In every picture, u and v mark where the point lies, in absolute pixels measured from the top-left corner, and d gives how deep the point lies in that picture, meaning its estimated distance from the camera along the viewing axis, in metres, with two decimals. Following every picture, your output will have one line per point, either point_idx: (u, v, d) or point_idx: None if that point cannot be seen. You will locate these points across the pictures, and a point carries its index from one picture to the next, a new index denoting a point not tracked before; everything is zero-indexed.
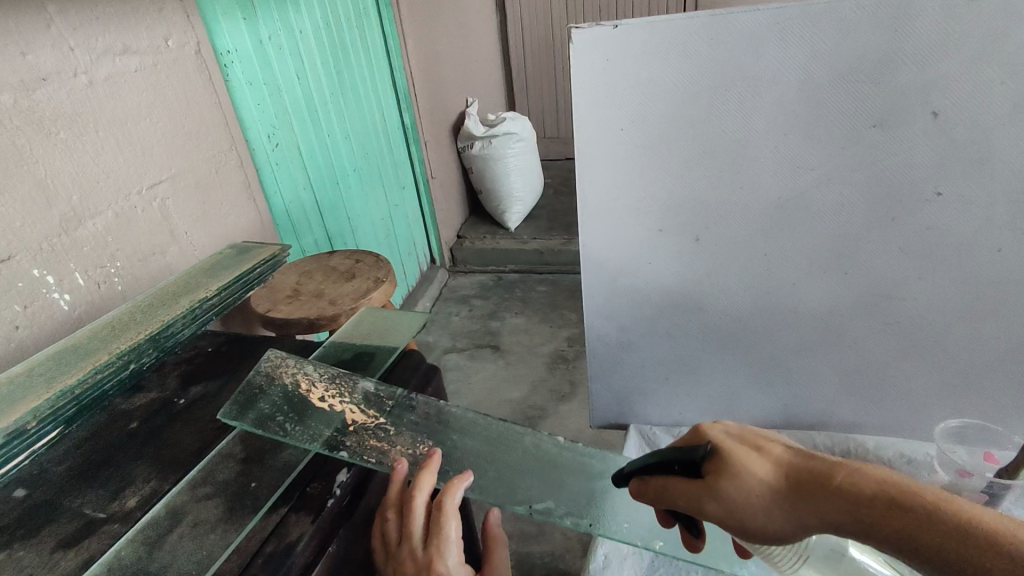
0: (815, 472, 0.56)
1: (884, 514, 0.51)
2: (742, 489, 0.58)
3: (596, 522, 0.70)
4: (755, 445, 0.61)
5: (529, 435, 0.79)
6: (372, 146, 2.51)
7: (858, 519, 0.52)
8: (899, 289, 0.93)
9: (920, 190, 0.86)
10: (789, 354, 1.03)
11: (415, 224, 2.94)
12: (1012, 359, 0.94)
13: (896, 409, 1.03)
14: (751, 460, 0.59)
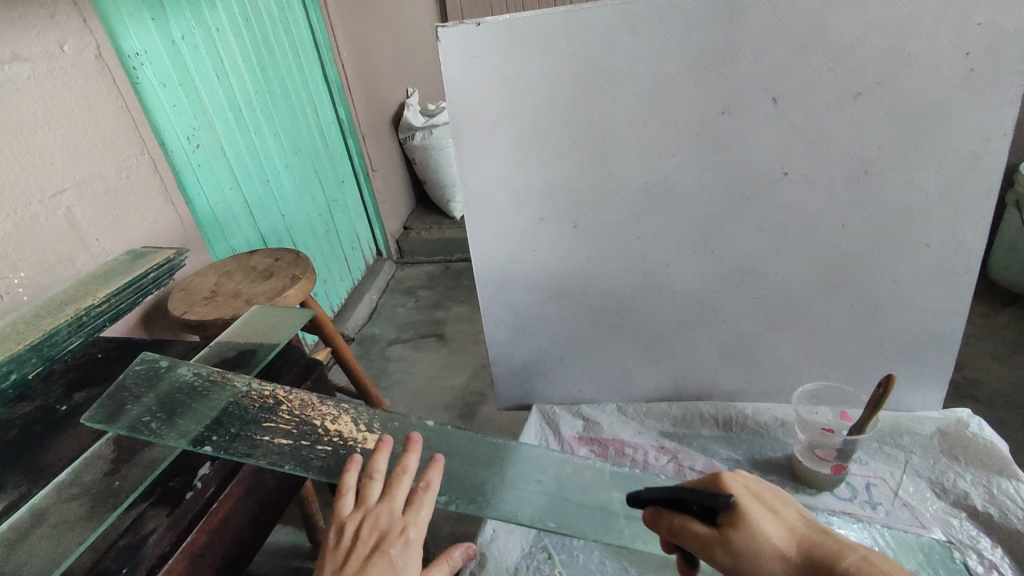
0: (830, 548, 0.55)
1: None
2: (753, 549, 0.56)
3: (453, 498, 0.77)
4: (773, 506, 0.59)
5: (404, 418, 0.83)
6: (304, 142, 2.50)
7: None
8: (759, 264, 0.99)
9: (768, 172, 0.91)
10: (671, 330, 1.09)
11: (357, 218, 2.95)
12: (866, 324, 1.01)
13: (772, 377, 1.10)
14: (768, 520, 0.58)
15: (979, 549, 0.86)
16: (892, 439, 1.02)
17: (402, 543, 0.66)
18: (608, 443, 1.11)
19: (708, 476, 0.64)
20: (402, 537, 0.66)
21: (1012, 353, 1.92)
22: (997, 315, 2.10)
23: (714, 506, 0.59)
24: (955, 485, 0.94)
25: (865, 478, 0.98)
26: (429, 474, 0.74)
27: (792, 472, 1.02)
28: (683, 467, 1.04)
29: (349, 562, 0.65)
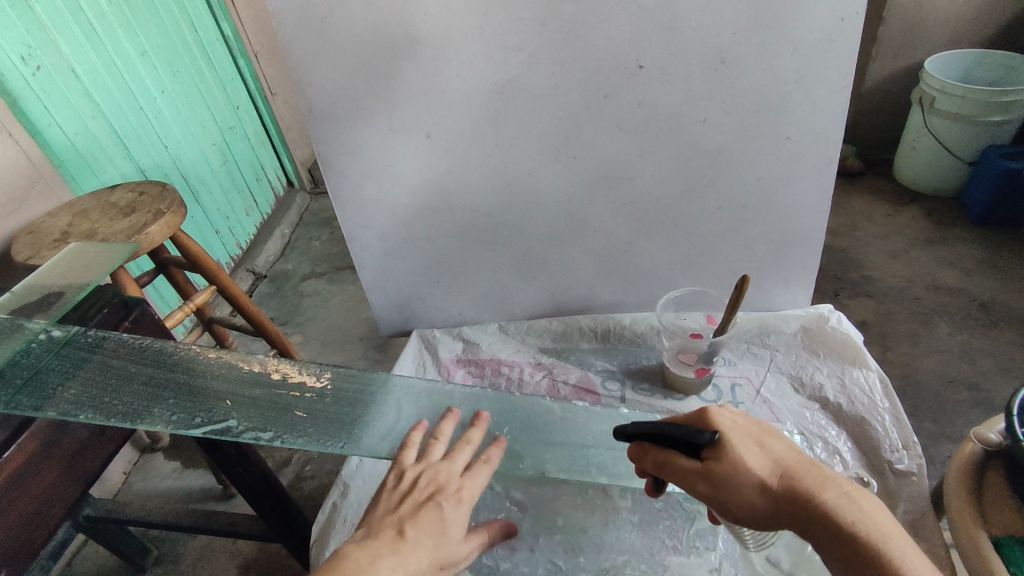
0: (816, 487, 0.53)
1: (854, 552, 0.51)
2: (740, 483, 0.54)
3: (279, 433, 0.72)
4: (761, 438, 0.57)
5: (221, 356, 0.79)
6: (185, 63, 2.11)
7: (828, 543, 0.52)
8: (623, 168, 0.94)
9: (622, 66, 0.84)
10: (542, 244, 1.04)
11: (261, 146, 2.68)
12: (733, 225, 0.99)
13: (650, 286, 1.08)
14: (756, 458, 0.54)
15: (826, 438, 0.90)
16: (759, 340, 1.04)
17: (455, 507, 0.68)
18: (485, 363, 1.10)
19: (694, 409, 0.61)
20: (455, 496, 0.69)
21: (907, 247, 1.98)
22: (897, 211, 2.15)
23: (699, 446, 0.55)
24: (812, 379, 0.97)
25: (731, 378, 1.00)
26: (441, 427, 0.77)
27: (662, 378, 1.03)
28: (556, 382, 1.05)
29: (400, 506, 0.68)
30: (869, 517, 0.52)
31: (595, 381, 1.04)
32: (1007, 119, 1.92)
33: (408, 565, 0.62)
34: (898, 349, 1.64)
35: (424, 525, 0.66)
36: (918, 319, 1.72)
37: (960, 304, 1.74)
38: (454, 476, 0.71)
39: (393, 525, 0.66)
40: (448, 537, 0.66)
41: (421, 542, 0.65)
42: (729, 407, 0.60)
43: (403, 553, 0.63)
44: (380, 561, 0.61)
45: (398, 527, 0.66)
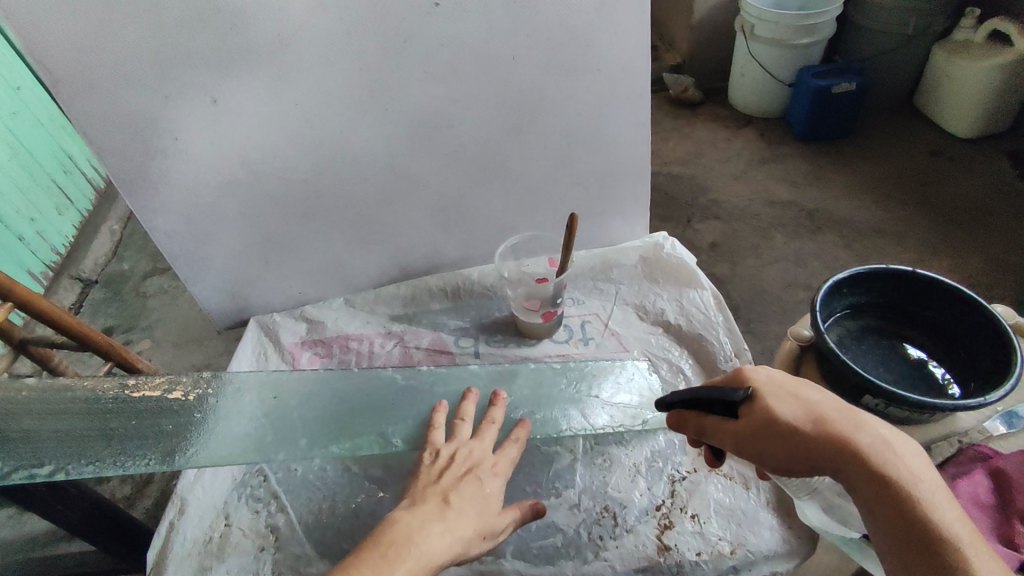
0: (848, 427, 0.53)
1: (885, 495, 0.50)
2: (768, 431, 0.55)
3: (61, 465, 0.72)
4: (797, 391, 0.57)
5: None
6: None
7: (858, 484, 0.51)
8: (442, 115, 0.88)
9: (416, 5, 0.78)
10: (373, 207, 0.98)
11: (42, 115, 1.70)
12: (562, 164, 0.98)
13: (492, 236, 1.06)
14: (787, 404, 0.55)
15: (669, 359, 0.94)
16: (603, 275, 1.05)
17: (494, 479, 0.70)
18: (332, 341, 1.03)
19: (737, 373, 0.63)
20: (492, 470, 0.71)
21: (745, 168, 2.12)
22: (734, 134, 2.28)
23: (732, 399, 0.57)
24: (655, 305, 1.00)
25: (580, 316, 1.01)
26: (463, 408, 0.79)
27: (515, 327, 1.02)
28: (408, 348, 1.00)
29: (442, 478, 0.68)
30: (903, 459, 0.50)
31: (448, 340, 1.01)
32: (813, 40, 2.09)
33: (456, 531, 0.62)
34: (745, 265, 1.76)
35: (467, 494, 0.66)
36: (759, 234, 1.86)
37: (792, 215, 1.90)
38: (489, 451, 0.72)
39: (438, 495, 0.65)
40: (490, 508, 0.67)
41: (465, 511, 0.64)
42: (769, 367, 0.61)
43: (449, 519, 0.62)
44: (430, 526, 0.60)
45: (441, 496, 0.65)
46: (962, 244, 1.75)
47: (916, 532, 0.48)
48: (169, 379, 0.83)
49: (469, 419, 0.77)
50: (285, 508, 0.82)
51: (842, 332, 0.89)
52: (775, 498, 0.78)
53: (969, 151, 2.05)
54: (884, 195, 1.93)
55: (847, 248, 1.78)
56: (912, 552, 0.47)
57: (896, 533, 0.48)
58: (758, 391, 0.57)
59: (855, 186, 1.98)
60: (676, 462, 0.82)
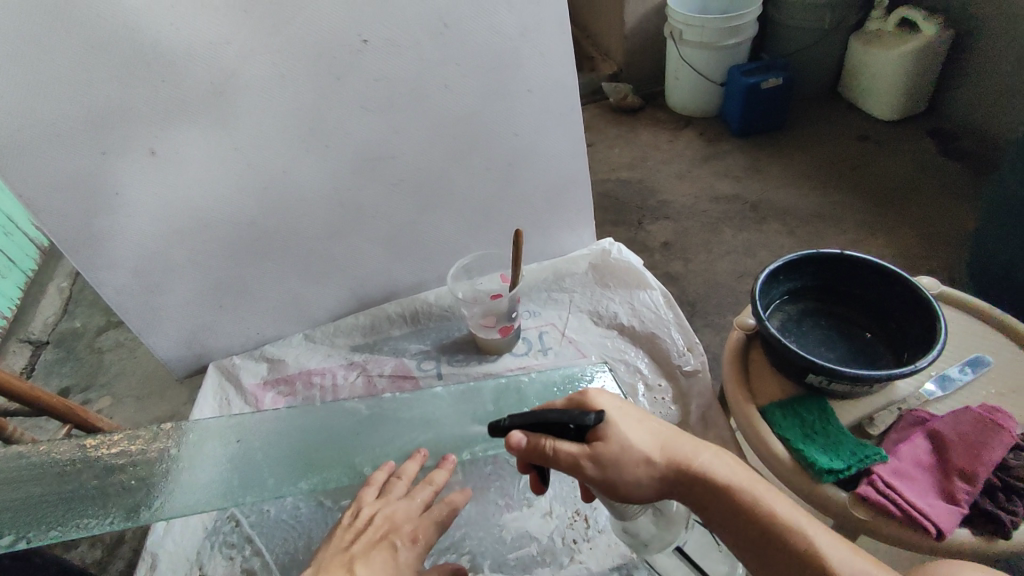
0: (686, 452, 0.61)
1: (729, 505, 0.59)
2: (625, 455, 0.60)
3: (21, 534, 0.73)
4: (637, 416, 0.63)
5: None
6: None
7: (715, 497, 0.59)
8: (383, 148, 0.91)
9: (345, 44, 0.80)
10: (323, 242, 0.99)
11: None
12: (506, 183, 1.01)
13: (445, 259, 1.08)
14: (639, 431, 0.61)
15: (626, 360, 0.97)
16: (556, 285, 1.08)
17: (411, 549, 0.66)
18: (294, 379, 1.03)
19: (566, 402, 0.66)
20: (411, 536, 0.67)
21: (689, 167, 2.20)
22: (675, 136, 2.36)
23: (584, 424, 0.59)
24: (608, 309, 1.03)
25: (538, 328, 1.04)
26: (405, 465, 0.76)
27: (475, 345, 1.04)
28: (372, 377, 1.01)
29: (352, 546, 0.66)
30: (735, 469, 0.61)
31: (410, 365, 1.03)
32: (738, 41, 2.19)
33: None
34: (697, 260, 1.82)
35: (376, 565, 0.64)
36: (707, 230, 1.92)
37: (736, 209, 1.98)
38: (411, 515, 0.69)
39: (343, 566, 0.64)
40: None
41: None
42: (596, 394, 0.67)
43: None
44: None
45: (347, 568, 0.63)
46: (895, 222, 1.84)
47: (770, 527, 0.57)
48: (129, 433, 0.83)
49: (406, 477, 0.74)
50: (261, 550, 0.81)
51: (784, 317, 0.94)
52: None
53: (893, 133, 2.17)
54: (820, 182, 2.03)
55: (792, 236, 1.87)
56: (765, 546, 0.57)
57: (752, 535, 0.58)
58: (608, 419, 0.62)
59: (793, 175, 2.08)
60: None
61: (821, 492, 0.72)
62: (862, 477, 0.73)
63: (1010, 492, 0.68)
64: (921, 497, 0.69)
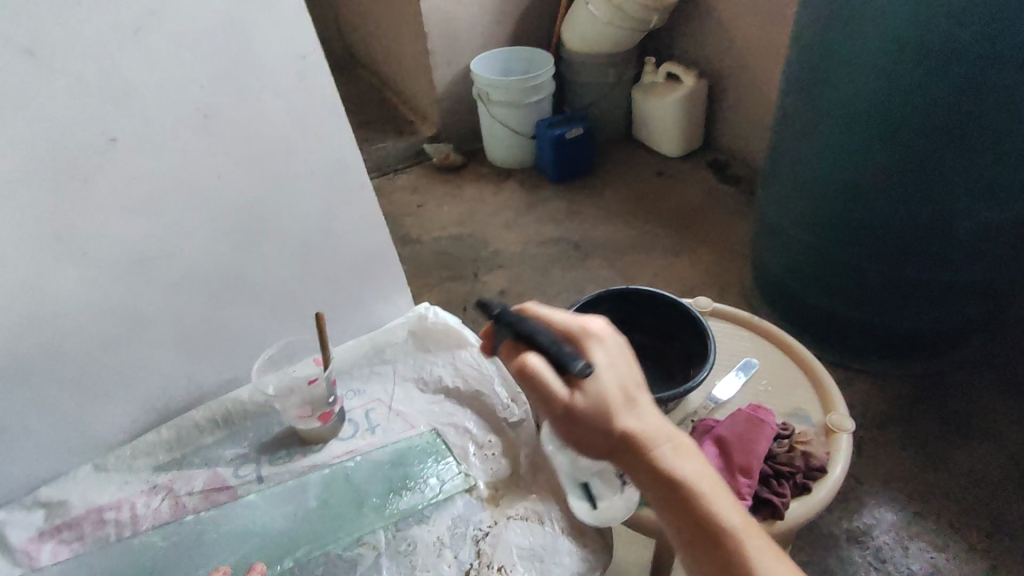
0: (646, 434, 0.58)
1: (669, 486, 0.58)
2: (597, 423, 0.57)
3: None
4: (632, 379, 0.59)
5: None
6: None
7: (660, 486, 0.58)
8: (156, 246, 0.85)
9: (88, 145, 0.74)
10: (100, 355, 0.88)
11: None
12: (306, 264, 0.99)
13: (253, 349, 1.02)
14: (620, 404, 0.57)
15: (455, 421, 0.98)
16: (378, 358, 1.06)
17: None
18: (81, 520, 0.89)
19: (564, 324, 0.61)
20: None
21: (513, 216, 2.32)
22: (498, 188, 2.49)
23: (575, 372, 0.56)
24: (432, 373, 1.04)
25: (363, 406, 1.01)
26: None
27: (297, 437, 0.98)
28: (179, 498, 0.91)
29: None
30: (695, 463, 0.59)
31: (226, 474, 0.93)
32: (539, 98, 2.39)
33: None
34: None
35: None
36: (537, 273, 2.03)
37: (560, 250, 2.12)
38: None
39: None
40: None
41: None
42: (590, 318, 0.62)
43: None
44: None
45: None
46: (692, 244, 2.09)
47: (707, 525, 0.57)
48: None
49: None
50: None
51: None
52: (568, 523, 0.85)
53: (680, 167, 2.48)
54: (628, 216, 2.25)
55: (612, 269, 2.03)
56: (702, 537, 0.58)
57: (692, 524, 0.58)
58: (596, 378, 0.57)
59: (604, 213, 2.28)
60: (476, 521, 0.85)
61: (635, 515, 0.78)
62: None
63: (779, 478, 0.79)
64: None
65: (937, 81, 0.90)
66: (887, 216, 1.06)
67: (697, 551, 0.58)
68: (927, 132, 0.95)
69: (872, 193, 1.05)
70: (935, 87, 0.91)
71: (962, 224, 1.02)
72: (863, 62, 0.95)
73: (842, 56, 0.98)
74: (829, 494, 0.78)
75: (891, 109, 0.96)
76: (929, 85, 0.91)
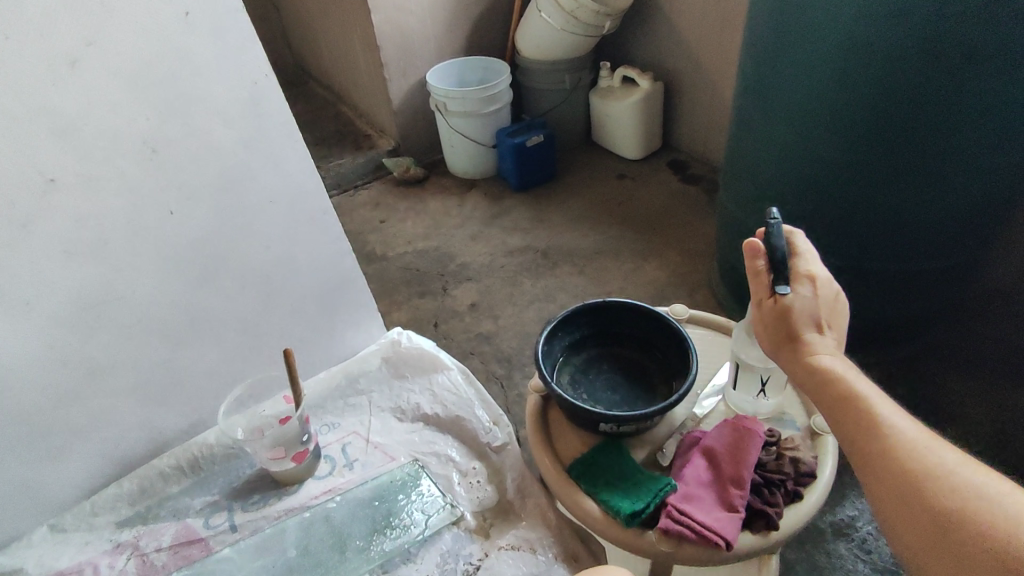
0: (824, 358, 0.63)
1: (833, 399, 0.60)
2: (790, 323, 0.65)
3: None
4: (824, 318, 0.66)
5: None
6: None
7: (836, 408, 0.60)
8: (106, 290, 0.79)
9: (22, 187, 0.69)
10: (48, 410, 0.82)
11: None
12: (269, 297, 0.94)
13: (218, 389, 0.96)
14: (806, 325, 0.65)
15: (436, 450, 0.95)
16: (351, 389, 1.02)
17: None
18: None
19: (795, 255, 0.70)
20: None
21: (479, 227, 2.29)
22: (463, 200, 2.45)
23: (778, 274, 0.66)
24: (409, 401, 1.00)
25: (339, 441, 0.97)
26: None
27: (271, 479, 0.93)
28: (147, 556, 0.85)
29: None
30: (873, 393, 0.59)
31: (196, 525, 0.88)
32: (497, 107, 2.38)
33: None
34: (505, 316, 1.89)
35: None
36: (507, 284, 2.01)
37: (528, 259, 2.10)
38: None
39: None
40: None
41: None
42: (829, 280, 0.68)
43: None
44: None
45: None
46: (659, 246, 2.10)
47: (886, 446, 0.54)
48: None
49: None
50: None
51: (572, 369, 0.99)
52: (560, 549, 0.82)
53: (642, 169, 2.50)
54: (594, 221, 2.25)
55: (582, 275, 2.02)
56: (876, 459, 0.54)
57: (854, 442, 0.56)
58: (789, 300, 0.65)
59: (570, 219, 2.28)
60: (465, 555, 0.82)
61: (630, 537, 0.76)
62: (661, 510, 0.77)
63: (771, 486, 0.78)
64: (708, 514, 0.75)
65: (905, 64, 0.88)
66: (864, 203, 1.03)
67: (880, 478, 0.53)
68: (877, 135, 0.95)
69: (846, 182, 1.03)
70: (905, 69, 0.88)
71: (918, 225, 1.03)
72: (812, 64, 0.96)
73: (800, 49, 0.96)
74: (820, 498, 0.78)
75: (837, 110, 0.96)
76: (899, 68, 0.88)
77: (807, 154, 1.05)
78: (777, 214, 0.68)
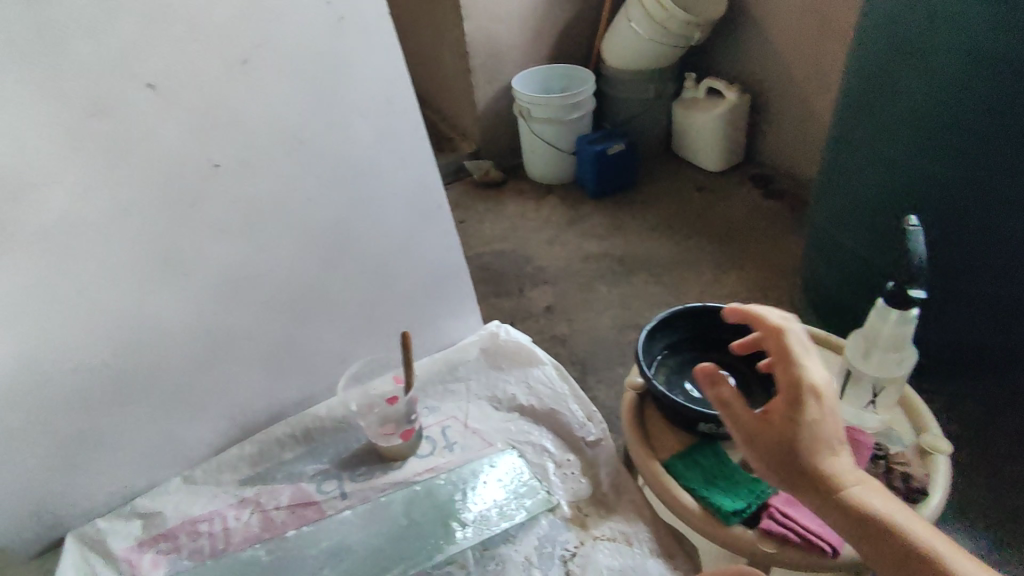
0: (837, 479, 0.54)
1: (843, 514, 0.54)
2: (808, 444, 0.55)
3: None
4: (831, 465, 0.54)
5: None
6: None
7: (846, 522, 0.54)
8: (249, 267, 0.87)
9: (193, 170, 0.77)
10: (191, 372, 0.91)
11: None
12: (385, 283, 1.01)
13: (331, 367, 1.03)
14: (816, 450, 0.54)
15: (532, 440, 0.98)
16: (451, 376, 1.07)
17: None
18: (177, 531, 0.91)
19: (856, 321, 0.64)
20: None
21: (557, 232, 2.33)
22: (542, 205, 2.50)
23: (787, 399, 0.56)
24: (506, 391, 1.04)
25: (439, 424, 1.02)
26: None
27: (377, 455, 0.99)
28: (268, 512, 0.92)
29: None
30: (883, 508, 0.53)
31: (310, 489, 0.95)
32: (580, 114, 2.41)
33: None
34: (582, 319, 1.91)
35: None
36: (584, 288, 2.04)
37: (606, 266, 2.12)
38: None
39: None
40: None
41: None
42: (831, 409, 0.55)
43: None
44: None
45: None
46: (741, 259, 2.07)
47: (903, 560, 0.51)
48: None
49: None
50: None
51: (668, 370, 1.00)
52: (657, 545, 0.84)
53: (724, 182, 2.47)
54: (673, 231, 2.24)
55: (660, 284, 2.02)
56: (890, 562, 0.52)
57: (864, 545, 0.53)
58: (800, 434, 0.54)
59: (649, 229, 2.28)
60: (562, 541, 0.86)
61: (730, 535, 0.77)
62: (762, 512, 0.78)
63: None
64: (812, 519, 0.75)
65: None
66: (982, 222, 0.99)
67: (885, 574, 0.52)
68: (998, 148, 0.92)
69: (961, 200, 0.99)
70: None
71: None
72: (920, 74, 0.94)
73: (908, 62, 0.95)
74: (931, 515, 0.77)
75: (949, 121, 0.94)
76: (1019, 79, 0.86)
77: (900, 158, 1.02)
78: (907, 224, 0.71)
